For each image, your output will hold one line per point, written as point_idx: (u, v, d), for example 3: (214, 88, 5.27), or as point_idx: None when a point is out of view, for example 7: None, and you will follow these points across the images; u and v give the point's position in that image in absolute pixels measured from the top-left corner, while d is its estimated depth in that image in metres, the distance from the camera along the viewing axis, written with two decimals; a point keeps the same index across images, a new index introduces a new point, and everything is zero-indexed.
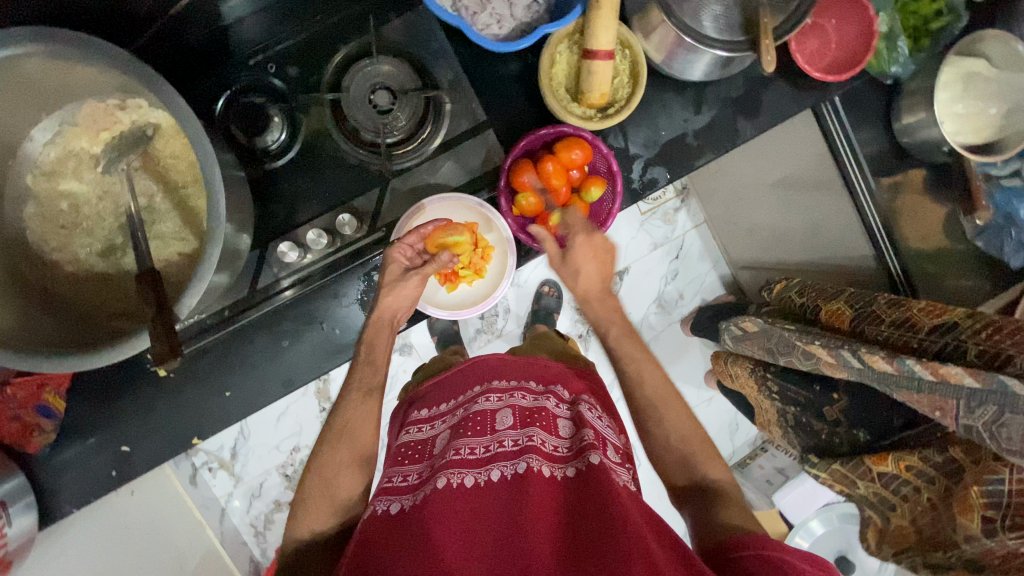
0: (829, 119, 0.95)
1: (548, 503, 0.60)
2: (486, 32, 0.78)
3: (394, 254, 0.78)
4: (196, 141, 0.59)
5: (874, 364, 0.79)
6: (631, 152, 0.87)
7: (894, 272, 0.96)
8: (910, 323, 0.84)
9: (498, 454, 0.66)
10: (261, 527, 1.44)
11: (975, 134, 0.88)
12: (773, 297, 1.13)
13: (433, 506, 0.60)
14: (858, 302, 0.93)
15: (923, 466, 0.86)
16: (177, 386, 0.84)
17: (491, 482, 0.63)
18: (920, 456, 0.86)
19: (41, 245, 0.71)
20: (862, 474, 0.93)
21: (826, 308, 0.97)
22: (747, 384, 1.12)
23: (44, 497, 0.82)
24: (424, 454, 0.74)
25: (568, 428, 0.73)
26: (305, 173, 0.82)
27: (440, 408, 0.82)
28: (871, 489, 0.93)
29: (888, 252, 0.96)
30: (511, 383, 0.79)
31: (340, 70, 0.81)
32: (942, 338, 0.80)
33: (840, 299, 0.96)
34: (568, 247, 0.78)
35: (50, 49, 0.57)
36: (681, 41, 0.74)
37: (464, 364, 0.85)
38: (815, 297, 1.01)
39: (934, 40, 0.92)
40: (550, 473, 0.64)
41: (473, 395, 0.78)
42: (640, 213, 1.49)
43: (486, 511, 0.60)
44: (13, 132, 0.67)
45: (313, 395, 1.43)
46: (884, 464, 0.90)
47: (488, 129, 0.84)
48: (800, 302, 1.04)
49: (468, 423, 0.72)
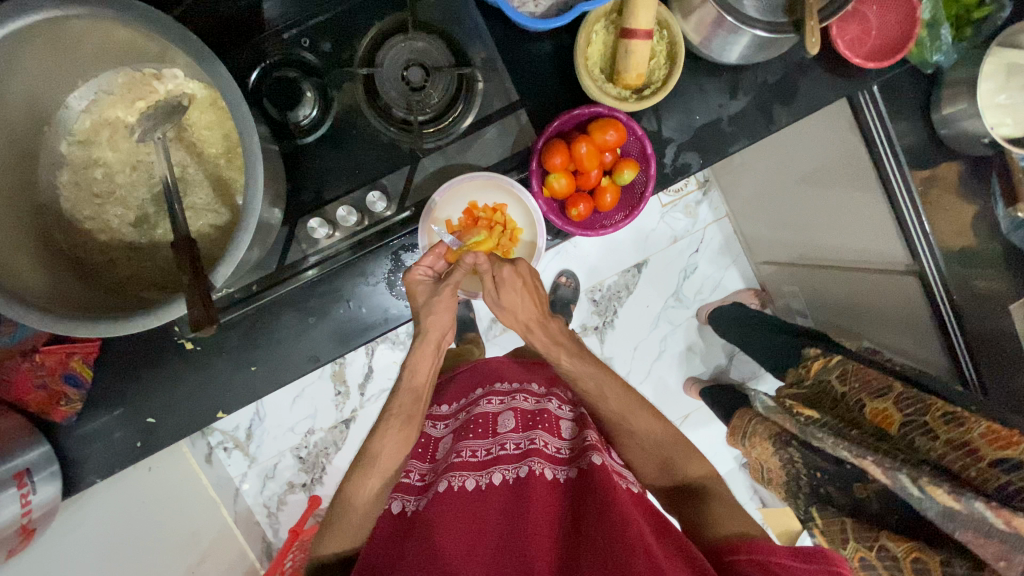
0: (867, 110, 0.92)
1: (547, 504, 0.64)
2: (522, 10, 0.77)
3: (417, 273, 0.78)
4: (237, 110, 0.59)
5: (939, 496, 0.75)
6: (663, 136, 0.85)
7: (929, 271, 0.94)
8: (972, 450, 0.78)
9: (500, 456, 0.70)
10: (275, 507, 1.45)
11: (1018, 126, 0.85)
12: (809, 376, 1.08)
13: (437, 507, 0.64)
14: (907, 406, 0.87)
15: (935, 569, 0.76)
16: (204, 359, 0.84)
17: (492, 485, 0.67)
18: (938, 558, 0.76)
19: (75, 213, 0.71)
20: (863, 539, 0.85)
21: (872, 407, 0.92)
22: (760, 446, 1.07)
23: (69, 466, 0.83)
24: (428, 454, 0.81)
25: (569, 429, 0.78)
26: (336, 150, 0.82)
27: (443, 409, 0.90)
28: (858, 554, 0.85)
29: (923, 248, 0.94)
30: (513, 386, 0.86)
31: (372, 46, 0.80)
32: (1008, 476, 0.73)
33: (887, 399, 0.90)
34: (497, 280, 0.75)
35: (95, 12, 0.57)
36: (722, 21, 0.72)
37: (471, 367, 0.96)
38: (859, 390, 0.95)
39: (976, 30, 0.89)
40: (551, 475, 0.68)
41: (476, 397, 0.86)
42: (660, 205, 1.47)
43: (487, 514, 0.64)
44: (50, 97, 0.67)
45: (329, 378, 1.43)
46: (896, 542, 0.81)
47: (520, 109, 0.83)
48: (842, 389, 0.99)
49: (470, 424, 0.78)
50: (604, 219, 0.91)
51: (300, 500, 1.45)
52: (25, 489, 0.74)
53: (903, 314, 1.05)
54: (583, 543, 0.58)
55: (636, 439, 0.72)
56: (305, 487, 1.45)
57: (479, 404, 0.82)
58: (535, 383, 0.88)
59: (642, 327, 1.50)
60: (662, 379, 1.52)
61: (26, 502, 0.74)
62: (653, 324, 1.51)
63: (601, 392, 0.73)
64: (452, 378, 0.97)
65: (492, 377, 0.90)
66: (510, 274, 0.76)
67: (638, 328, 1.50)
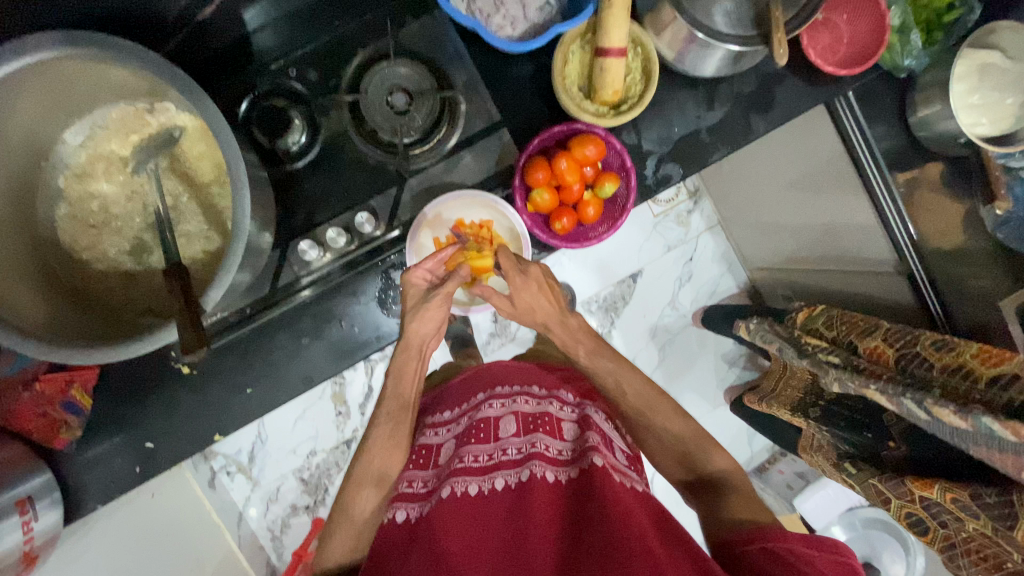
0: (845, 117, 0.95)
1: (550, 507, 0.63)
2: (500, 33, 0.79)
3: (413, 275, 0.78)
4: (222, 139, 0.61)
5: (944, 416, 0.75)
6: (644, 149, 0.87)
7: (935, 312, 0.94)
8: (967, 372, 0.79)
9: (501, 462, 0.69)
10: (279, 531, 1.44)
11: (993, 125, 0.86)
12: (797, 326, 1.09)
13: (441, 513, 0.63)
14: (898, 341, 0.88)
15: (971, 504, 0.77)
16: (201, 382, 0.86)
17: (495, 490, 0.66)
18: (969, 493, 0.77)
19: (73, 244, 0.73)
20: (902, 494, 0.87)
21: (865, 345, 0.93)
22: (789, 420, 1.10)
23: (69, 494, 0.84)
24: (430, 461, 0.76)
25: (571, 431, 0.76)
26: (326, 174, 0.84)
27: (444, 416, 0.85)
28: (903, 509, 0.88)
29: (925, 283, 0.94)
30: (515, 389, 0.83)
31: (358, 72, 0.84)
32: (1008, 392, 0.74)
33: (877, 336, 0.91)
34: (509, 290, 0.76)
35: (83, 50, 0.60)
36: (693, 37, 0.74)
37: (470, 374, 0.92)
38: (848, 332, 0.97)
39: (947, 33, 0.90)
40: (553, 477, 0.67)
41: (478, 402, 0.83)
42: (652, 214, 1.49)
43: (490, 518, 0.63)
44: (47, 134, 0.70)
45: (329, 399, 1.44)
46: (927, 489, 0.82)
47: (502, 128, 0.85)
48: (829, 333, 1.01)
49: (472, 430, 0.76)
50: (589, 233, 0.92)
51: (303, 522, 1.44)
52: (27, 516, 0.74)
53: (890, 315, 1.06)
54: (584, 544, 0.56)
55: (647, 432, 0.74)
56: (308, 509, 1.45)
57: (481, 409, 0.80)
58: (537, 386, 0.86)
59: (640, 336, 1.50)
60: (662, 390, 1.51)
61: (28, 530, 0.74)
62: (651, 333, 1.51)
63: (621, 390, 0.75)
64: (446, 390, 0.93)
65: (493, 382, 0.87)
66: (521, 282, 0.77)
67: (635, 337, 1.50)
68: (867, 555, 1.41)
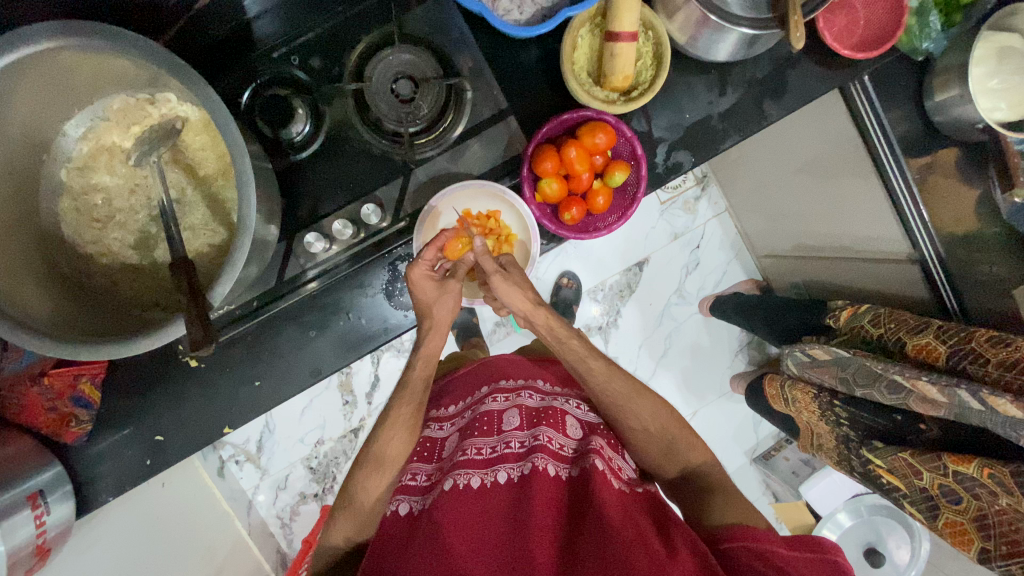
0: (860, 101, 0.92)
1: (552, 502, 0.62)
2: (506, 18, 0.77)
3: (417, 271, 0.74)
4: (226, 131, 0.60)
5: (999, 406, 0.74)
6: (654, 136, 0.86)
7: (951, 307, 0.94)
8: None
9: (505, 455, 0.69)
10: (289, 518, 1.45)
11: (1013, 109, 0.84)
12: (839, 326, 1.04)
13: (442, 505, 0.62)
14: (950, 337, 0.85)
15: (1007, 480, 0.75)
16: (210, 375, 0.85)
17: (498, 484, 0.65)
18: (1010, 470, 0.75)
19: (76, 238, 0.72)
20: (934, 468, 0.85)
21: (912, 342, 0.90)
22: (806, 410, 1.10)
23: (79, 486, 0.84)
24: (434, 454, 0.76)
25: (575, 428, 0.75)
26: (330, 165, 0.83)
27: (448, 410, 0.85)
28: (936, 482, 0.86)
29: (933, 263, 0.93)
30: (519, 383, 0.83)
31: (361, 60, 0.82)
32: None
33: (929, 333, 0.88)
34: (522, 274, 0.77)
35: (81, 42, 0.58)
36: (706, 20, 0.72)
37: (476, 365, 0.92)
38: (896, 330, 0.93)
39: (965, 15, 0.87)
40: (555, 472, 0.66)
41: (481, 396, 0.82)
42: (659, 202, 1.47)
43: (491, 512, 0.62)
44: (48, 127, 0.69)
45: (336, 388, 1.45)
46: (964, 465, 0.80)
47: (510, 116, 0.84)
48: (875, 332, 0.97)
49: (476, 423, 0.75)
50: (598, 222, 0.92)
51: (312, 510, 1.45)
52: (39, 510, 0.74)
53: (901, 303, 1.05)
54: (586, 543, 0.56)
55: (642, 421, 0.71)
56: (317, 497, 1.45)
57: (484, 402, 0.79)
58: (542, 381, 0.86)
59: (646, 325, 1.49)
60: (666, 378, 1.49)
61: (41, 523, 0.74)
62: (658, 321, 1.50)
63: (608, 371, 0.73)
64: (449, 383, 0.93)
65: (497, 375, 0.87)
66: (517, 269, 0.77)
67: (643, 325, 1.49)
68: (872, 540, 1.43)
